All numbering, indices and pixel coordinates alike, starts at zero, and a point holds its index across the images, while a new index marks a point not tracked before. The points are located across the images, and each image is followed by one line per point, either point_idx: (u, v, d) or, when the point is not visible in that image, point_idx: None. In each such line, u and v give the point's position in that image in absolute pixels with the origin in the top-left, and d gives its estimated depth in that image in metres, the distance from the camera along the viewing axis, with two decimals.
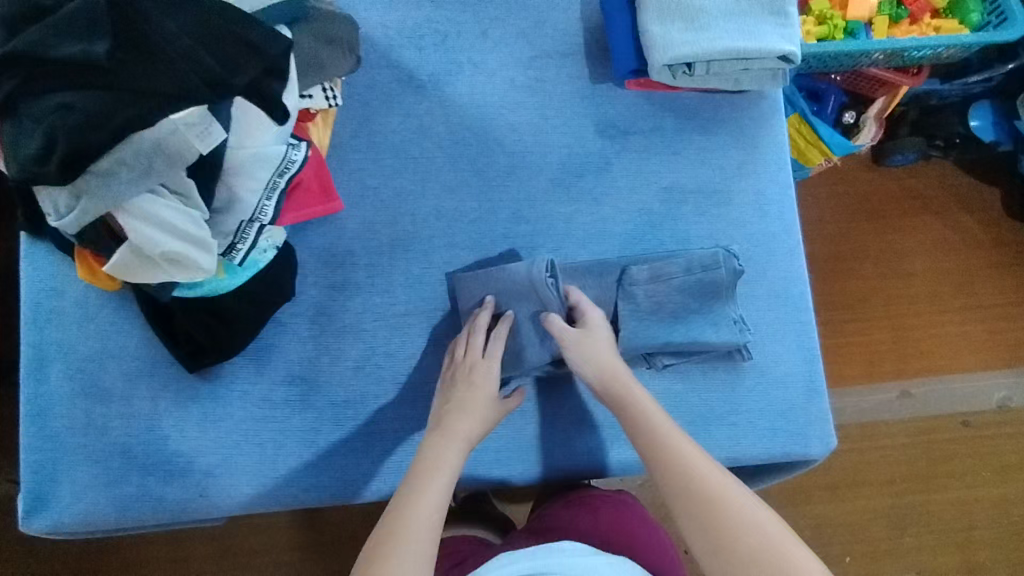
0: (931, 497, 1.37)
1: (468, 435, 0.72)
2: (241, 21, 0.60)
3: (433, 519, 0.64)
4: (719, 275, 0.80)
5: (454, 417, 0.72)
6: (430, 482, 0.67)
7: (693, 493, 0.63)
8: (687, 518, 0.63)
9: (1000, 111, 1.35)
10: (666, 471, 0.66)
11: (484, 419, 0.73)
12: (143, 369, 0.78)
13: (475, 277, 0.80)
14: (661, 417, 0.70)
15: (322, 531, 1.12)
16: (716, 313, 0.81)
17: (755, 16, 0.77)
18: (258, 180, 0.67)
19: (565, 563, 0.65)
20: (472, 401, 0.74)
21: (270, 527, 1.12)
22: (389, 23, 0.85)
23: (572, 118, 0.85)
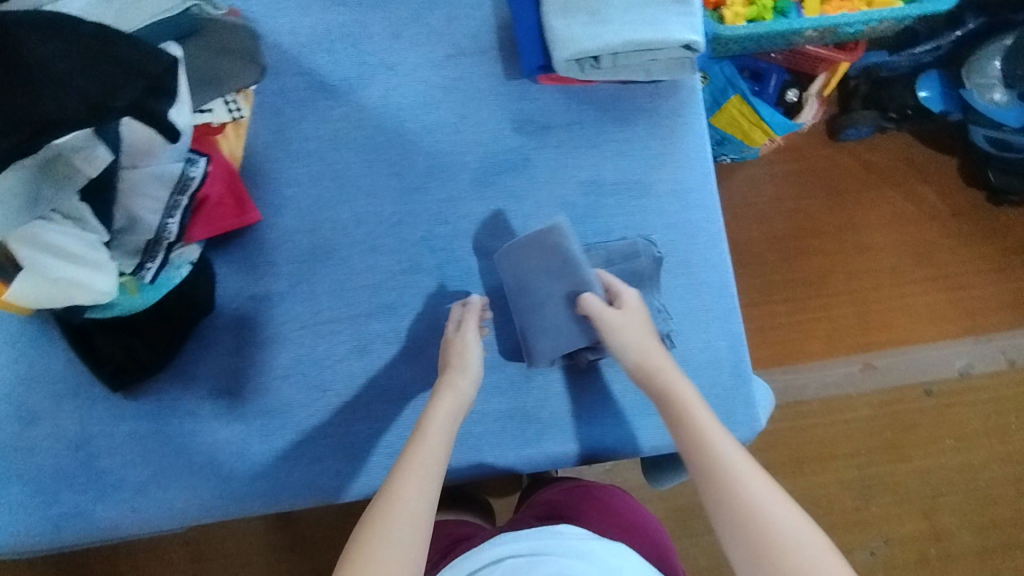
0: (896, 466, 1.38)
1: (462, 399, 0.71)
2: (121, 44, 0.59)
3: (429, 482, 0.61)
4: (640, 264, 0.81)
5: (451, 376, 0.73)
6: (427, 443, 0.65)
7: (715, 473, 0.59)
8: (713, 502, 0.58)
9: (948, 80, 1.34)
10: (690, 451, 0.62)
11: (475, 375, 0.74)
12: (68, 390, 0.78)
13: (525, 239, 0.80)
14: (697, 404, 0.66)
15: (294, 533, 1.13)
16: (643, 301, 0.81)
17: (658, 6, 0.77)
18: (158, 200, 0.68)
19: (561, 546, 0.63)
20: (460, 359, 0.74)
21: (242, 530, 1.13)
22: (299, 29, 0.84)
23: (488, 116, 0.85)
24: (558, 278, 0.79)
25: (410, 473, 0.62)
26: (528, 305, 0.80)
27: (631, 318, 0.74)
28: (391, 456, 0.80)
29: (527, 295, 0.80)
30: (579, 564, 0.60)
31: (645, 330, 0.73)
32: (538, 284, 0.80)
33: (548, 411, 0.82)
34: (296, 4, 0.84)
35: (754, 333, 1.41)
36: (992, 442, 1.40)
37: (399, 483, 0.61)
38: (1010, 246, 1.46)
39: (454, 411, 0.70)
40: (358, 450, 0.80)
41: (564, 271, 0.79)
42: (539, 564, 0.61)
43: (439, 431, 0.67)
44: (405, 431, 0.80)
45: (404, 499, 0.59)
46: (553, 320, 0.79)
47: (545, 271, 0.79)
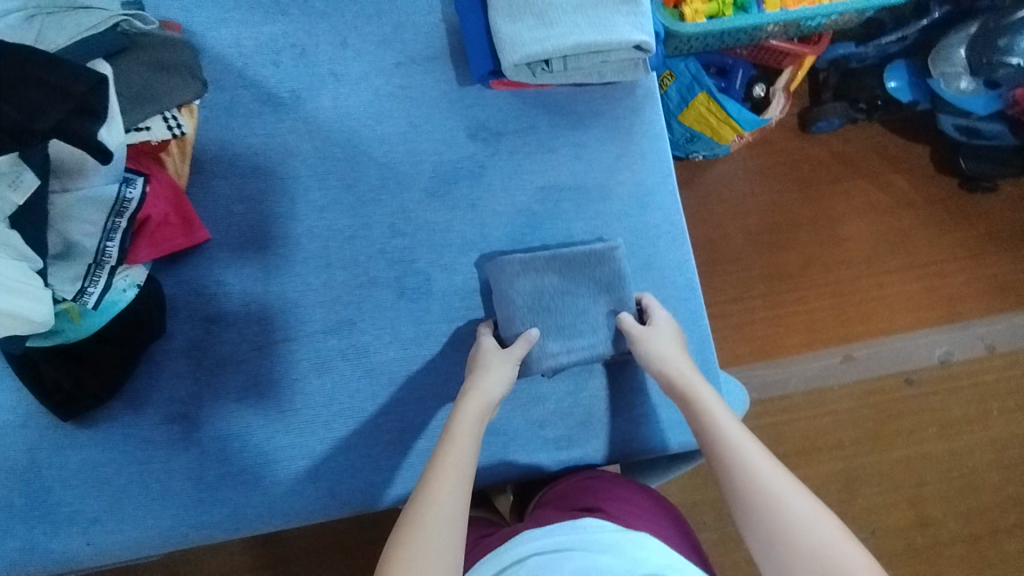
0: (881, 457, 1.38)
1: (489, 400, 0.70)
2: (41, 64, 0.56)
3: (460, 490, 0.61)
4: (613, 268, 0.79)
5: (477, 377, 0.72)
6: (453, 447, 0.65)
7: (740, 473, 0.59)
8: (739, 502, 0.58)
9: (915, 69, 1.33)
10: (715, 453, 0.62)
11: (508, 379, 0.72)
12: (16, 422, 0.76)
13: (572, 252, 0.79)
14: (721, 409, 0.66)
15: (277, 552, 1.08)
16: (620, 297, 0.79)
17: (606, 7, 0.76)
18: (94, 223, 0.67)
19: (588, 540, 0.61)
20: (490, 361, 0.73)
21: (221, 551, 1.08)
22: (242, 41, 0.82)
23: (441, 123, 0.83)
24: (603, 292, 0.79)
25: (442, 479, 0.61)
26: (559, 314, 0.78)
27: (661, 334, 0.75)
28: (354, 475, 0.78)
29: (561, 304, 0.79)
30: (605, 560, 0.57)
31: (673, 343, 0.75)
32: (576, 297, 0.79)
33: (513, 423, 0.81)
34: (239, 16, 0.83)
35: (732, 329, 1.40)
36: (974, 428, 1.40)
37: (432, 489, 0.60)
38: (984, 233, 1.46)
39: (481, 415, 0.69)
40: (320, 470, 0.78)
41: (610, 288, 0.79)
42: (564, 561, 0.58)
43: (466, 433, 0.66)
44: (367, 449, 0.78)
45: (440, 503, 0.59)
46: (590, 334, 0.79)
47: (590, 285, 0.79)
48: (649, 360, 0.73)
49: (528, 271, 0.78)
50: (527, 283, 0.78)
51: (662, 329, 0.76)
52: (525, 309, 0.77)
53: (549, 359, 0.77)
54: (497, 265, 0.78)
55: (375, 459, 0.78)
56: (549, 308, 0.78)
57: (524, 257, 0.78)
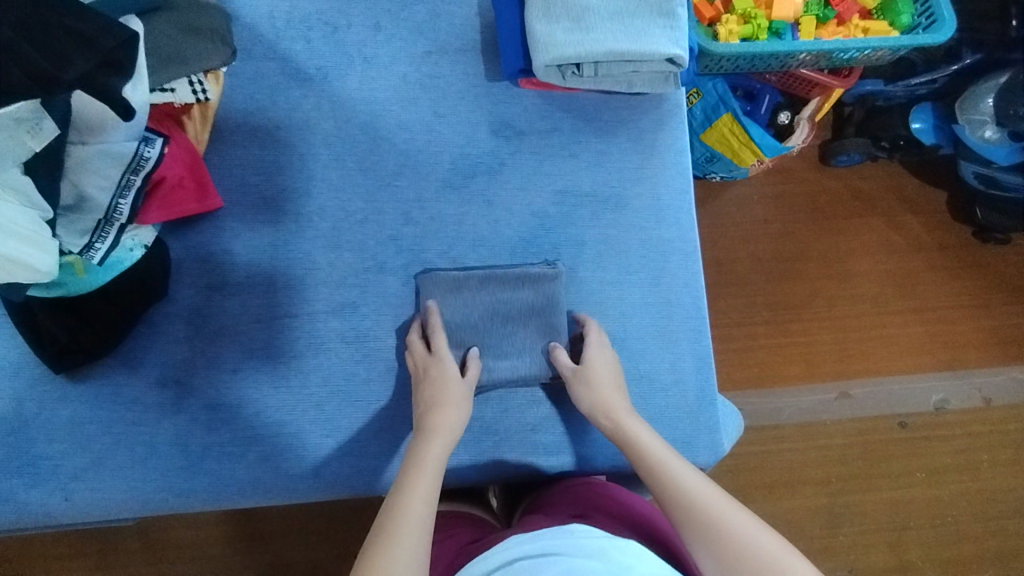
0: (867, 496, 1.37)
1: (448, 435, 0.71)
2: (70, 10, 0.56)
3: (424, 516, 0.62)
4: (552, 288, 0.80)
5: (433, 412, 0.72)
6: (417, 477, 0.66)
7: (685, 504, 0.62)
8: (688, 530, 0.61)
9: (942, 113, 1.33)
10: (660, 486, 0.65)
11: (465, 410, 0.73)
12: (7, 370, 0.75)
13: (508, 271, 0.80)
14: (659, 445, 0.69)
15: (252, 527, 1.07)
16: (552, 325, 0.81)
17: (643, 17, 0.75)
18: (109, 178, 0.66)
19: (573, 546, 0.59)
20: (444, 395, 0.73)
21: (196, 520, 1.07)
22: (276, 13, 0.82)
23: (465, 116, 0.83)
24: (544, 319, 0.81)
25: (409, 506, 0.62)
26: (491, 335, 0.80)
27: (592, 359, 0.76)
28: (341, 458, 0.77)
29: (490, 324, 0.80)
30: (591, 564, 0.56)
31: (606, 370, 0.76)
32: (508, 319, 0.81)
33: (505, 425, 0.80)
34: None
35: (732, 353, 1.39)
36: (962, 477, 1.39)
37: (398, 518, 0.61)
38: (993, 284, 1.45)
39: (445, 444, 0.70)
40: (306, 451, 0.77)
41: (542, 312, 0.81)
42: (549, 566, 0.57)
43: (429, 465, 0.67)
44: (355, 434, 0.78)
45: (407, 531, 0.60)
46: (516, 356, 0.80)
47: (523, 307, 0.80)
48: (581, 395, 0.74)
49: (459, 289, 0.79)
50: (458, 301, 0.79)
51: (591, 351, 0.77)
52: (452, 329, 0.79)
53: (530, 365, 0.80)
54: (429, 280, 0.79)
55: (363, 445, 0.78)
56: (478, 328, 0.80)
57: (458, 273, 0.80)
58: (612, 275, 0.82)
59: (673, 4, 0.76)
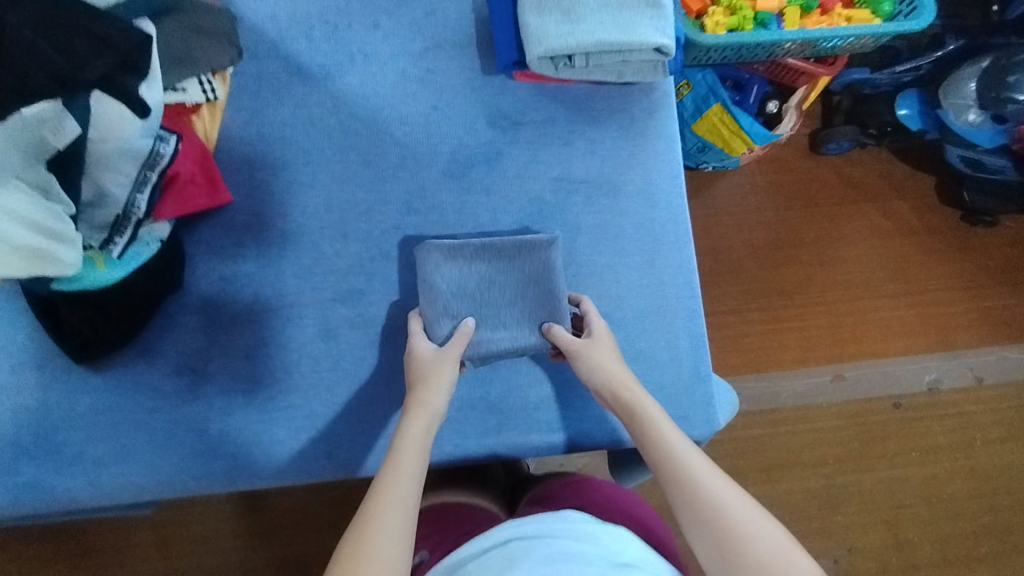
0: (862, 476, 1.41)
1: (434, 411, 0.72)
2: (89, 15, 0.61)
3: (408, 490, 0.62)
4: (546, 256, 0.81)
5: (419, 391, 0.73)
6: (405, 451, 0.67)
7: (680, 480, 0.63)
8: (681, 505, 0.62)
9: (927, 100, 1.36)
10: (659, 461, 0.66)
11: (447, 389, 0.74)
12: (30, 361, 0.78)
13: (504, 241, 0.82)
14: (672, 429, 0.69)
15: (266, 517, 1.11)
16: (549, 290, 0.82)
17: (630, 9, 0.78)
18: (127, 175, 0.69)
19: (566, 529, 0.63)
20: (435, 376, 0.74)
21: (212, 513, 1.11)
22: (278, 14, 0.85)
23: (463, 109, 0.86)
24: (539, 288, 0.82)
25: (395, 476, 0.64)
26: (488, 304, 0.82)
27: (597, 345, 0.78)
28: (352, 439, 0.81)
29: (488, 292, 0.82)
30: (581, 546, 0.60)
31: (612, 356, 0.77)
32: (505, 287, 0.82)
33: (509, 404, 0.83)
34: None
35: (728, 339, 1.43)
36: (957, 455, 1.43)
37: (383, 490, 0.62)
38: (981, 265, 1.49)
39: (428, 424, 0.70)
40: (319, 433, 0.81)
41: (538, 279, 0.82)
42: (542, 546, 0.60)
43: (416, 442, 0.68)
44: (365, 415, 0.81)
45: (391, 504, 0.60)
46: (516, 329, 0.82)
47: (519, 274, 0.82)
48: (588, 375, 0.76)
49: (455, 256, 0.81)
50: (453, 269, 0.81)
51: (597, 339, 0.79)
52: (449, 297, 0.81)
53: (531, 338, 0.82)
54: (424, 248, 0.80)
55: (372, 426, 0.81)
56: (475, 298, 0.82)
57: (451, 244, 0.81)
58: (608, 258, 0.86)
59: None
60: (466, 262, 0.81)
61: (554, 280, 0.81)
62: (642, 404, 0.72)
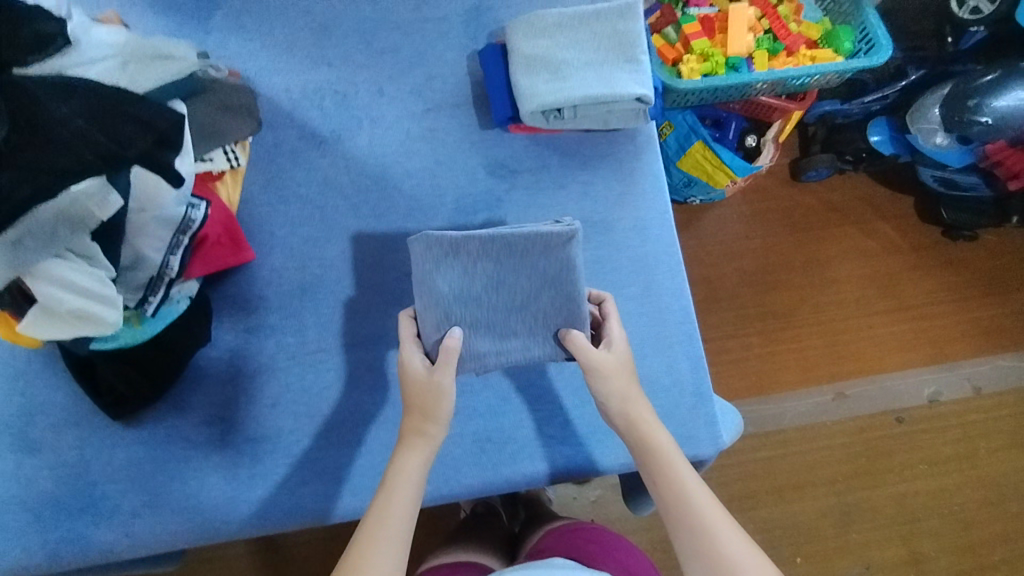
0: (873, 493, 1.43)
1: (430, 442, 0.76)
2: (129, 100, 0.67)
3: (399, 539, 0.69)
4: (560, 257, 0.81)
5: (417, 419, 0.77)
6: (398, 486, 0.73)
7: (688, 523, 0.68)
8: (682, 542, 0.68)
9: (897, 126, 1.44)
10: (670, 499, 0.71)
11: (444, 418, 0.77)
12: (68, 420, 0.83)
13: (513, 236, 0.80)
14: (684, 468, 0.73)
15: (290, 566, 1.14)
16: (567, 294, 0.82)
17: (610, 64, 0.86)
18: (162, 239, 0.74)
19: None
20: (428, 404, 0.77)
21: (237, 566, 1.14)
22: (292, 87, 0.93)
23: (463, 162, 0.93)
24: (551, 296, 0.82)
25: (388, 516, 0.70)
26: (494, 302, 0.82)
27: (613, 364, 0.79)
28: (375, 477, 0.85)
29: (495, 292, 0.82)
30: None
31: (628, 380, 0.79)
32: (514, 285, 0.82)
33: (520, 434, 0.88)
34: (290, 66, 0.93)
35: (729, 364, 1.47)
36: (964, 466, 1.46)
37: (374, 532, 0.69)
38: (966, 279, 1.55)
39: (426, 455, 0.76)
40: (343, 473, 0.85)
41: (554, 281, 0.82)
42: None
43: (405, 481, 0.73)
44: (386, 453, 0.85)
45: (378, 546, 0.68)
46: (526, 336, 0.84)
47: (531, 275, 0.82)
48: (603, 399, 0.78)
49: (457, 250, 0.80)
50: (455, 264, 0.81)
51: (613, 357, 0.79)
52: (452, 297, 0.81)
53: (542, 348, 0.85)
54: (423, 241, 0.80)
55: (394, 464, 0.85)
56: (479, 298, 0.82)
57: (456, 238, 0.80)
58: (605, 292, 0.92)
59: (636, 51, 0.86)
60: (472, 263, 0.80)
61: (572, 281, 0.82)
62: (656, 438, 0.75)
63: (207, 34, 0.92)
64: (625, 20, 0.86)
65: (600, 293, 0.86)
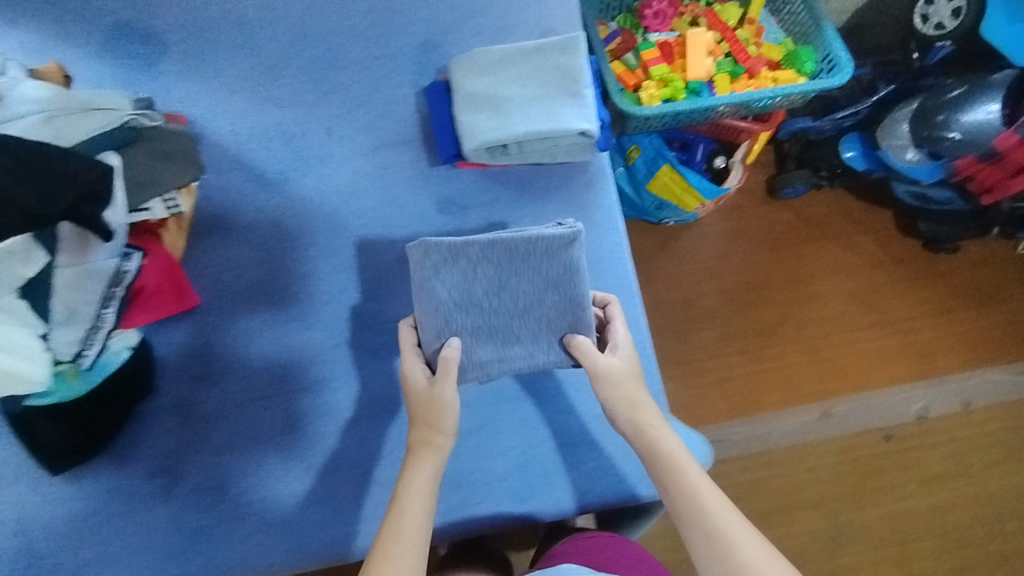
0: (863, 514, 1.40)
1: (438, 454, 0.76)
2: (62, 157, 0.65)
3: (415, 552, 0.69)
4: (563, 258, 0.80)
5: (423, 432, 0.76)
6: (409, 498, 0.73)
7: (704, 527, 0.69)
8: (696, 546, 0.69)
9: (869, 141, 1.41)
10: (683, 502, 0.71)
11: (450, 429, 0.76)
12: (7, 477, 0.81)
13: (514, 239, 0.79)
14: (697, 472, 0.73)
15: None
16: (570, 296, 0.81)
17: (555, 99, 0.85)
18: (94, 293, 0.74)
19: None
20: (433, 416, 0.77)
21: None
22: (239, 129, 0.92)
23: (413, 200, 0.92)
24: (554, 298, 0.81)
25: (403, 529, 0.70)
26: (497, 308, 0.81)
27: (618, 369, 0.78)
28: (326, 526, 0.83)
29: (499, 297, 0.81)
30: None
31: (635, 384, 0.78)
32: (518, 289, 0.81)
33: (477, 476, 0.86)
34: (236, 108, 0.92)
35: (711, 387, 1.44)
36: (956, 483, 1.43)
37: (389, 546, 0.69)
38: (951, 292, 1.53)
39: (436, 465, 0.76)
40: (294, 522, 0.83)
41: (557, 284, 0.81)
42: None
43: (417, 492, 0.73)
44: (338, 501, 0.84)
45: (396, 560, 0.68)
46: (530, 342, 0.83)
47: (535, 277, 0.81)
48: (611, 405, 0.77)
49: (456, 255, 0.79)
50: (455, 269, 0.79)
51: (616, 361, 0.78)
52: (451, 305, 0.80)
53: (548, 354, 0.84)
54: (421, 246, 0.80)
55: (342, 511, 0.84)
56: (481, 305, 0.81)
57: (457, 243, 0.79)
58: None
59: (580, 85, 0.85)
60: (475, 267, 0.80)
61: (575, 282, 0.81)
62: (666, 443, 0.75)
63: (149, 78, 0.91)
64: (566, 54, 0.85)
65: (603, 295, 0.86)
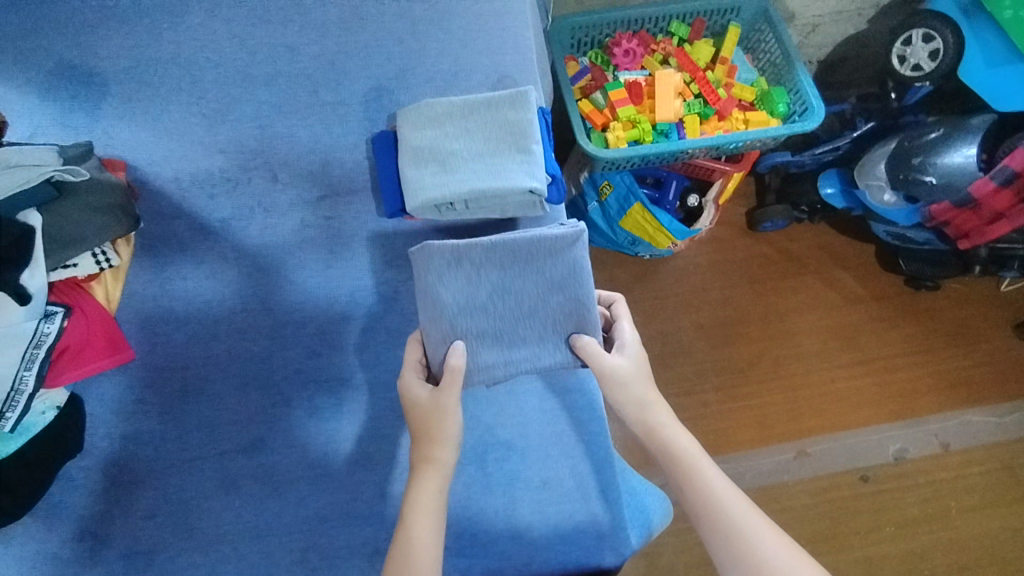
0: (837, 558, 1.32)
1: (446, 464, 0.71)
2: None
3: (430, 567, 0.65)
4: (567, 259, 0.79)
5: (427, 443, 0.71)
6: (420, 511, 0.68)
7: (726, 533, 0.63)
8: (719, 555, 0.63)
9: (847, 179, 1.37)
10: (700, 506, 0.65)
11: (458, 435, 0.72)
12: None
13: (518, 241, 0.77)
14: (713, 473, 0.67)
15: None
16: (576, 297, 0.79)
17: (502, 155, 0.82)
18: (10, 356, 0.70)
19: None
20: (437, 425, 0.71)
21: None
22: (182, 176, 0.90)
23: (359, 252, 0.90)
24: (560, 299, 0.79)
25: (417, 543, 0.66)
26: (502, 312, 0.78)
27: (625, 368, 0.73)
28: None
29: (502, 301, 0.78)
30: None
31: (643, 382, 0.73)
32: (523, 292, 0.79)
33: None
34: (179, 153, 0.90)
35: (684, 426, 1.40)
36: (934, 527, 1.35)
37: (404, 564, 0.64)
38: (930, 329, 1.49)
39: (440, 483, 0.70)
40: None
41: (562, 285, 0.79)
42: None
43: (428, 504, 0.69)
44: (267, 568, 0.80)
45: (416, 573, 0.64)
46: (537, 345, 0.80)
47: (540, 279, 0.79)
48: (619, 405, 0.72)
49: (460, 258, 0.77)
50: (458, 273, 0.77)
51: (623, 360, 0.74)
52: (455, 308, 0.77)
53: (556, 355, 0.80)
54: (426, 251, 0.77)
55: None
56: (487, 309, 0.78)
57: (459, 246, 0.77)
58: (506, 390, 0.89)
59: (529, 141, 0.82)
60: (479, 269, 0.77)
61: (580, 281, 0.79)
62: (678, 443, 0.69)
63: (91, 122, 0.89)
64: (515, 108, 0.83)
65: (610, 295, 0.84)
